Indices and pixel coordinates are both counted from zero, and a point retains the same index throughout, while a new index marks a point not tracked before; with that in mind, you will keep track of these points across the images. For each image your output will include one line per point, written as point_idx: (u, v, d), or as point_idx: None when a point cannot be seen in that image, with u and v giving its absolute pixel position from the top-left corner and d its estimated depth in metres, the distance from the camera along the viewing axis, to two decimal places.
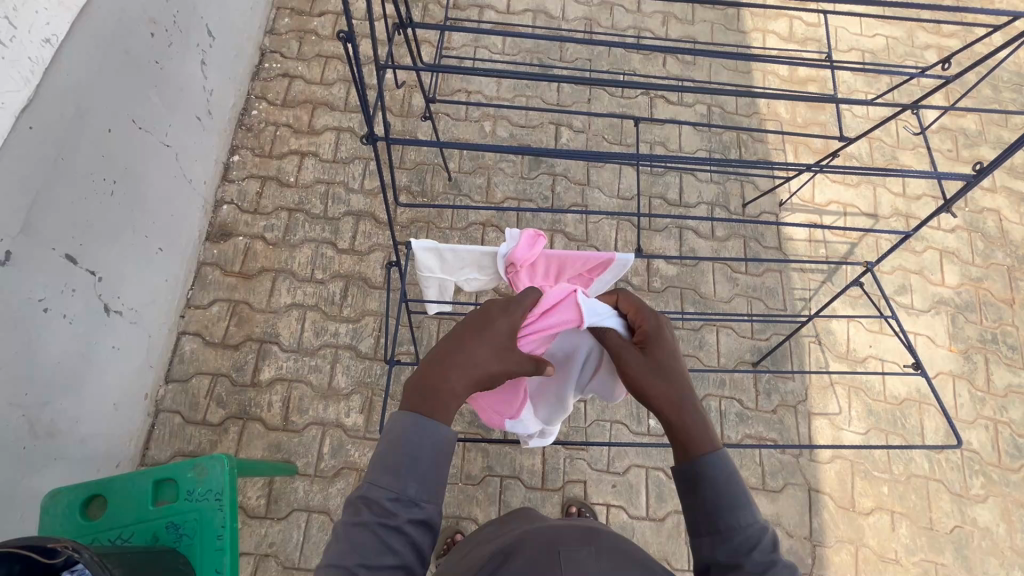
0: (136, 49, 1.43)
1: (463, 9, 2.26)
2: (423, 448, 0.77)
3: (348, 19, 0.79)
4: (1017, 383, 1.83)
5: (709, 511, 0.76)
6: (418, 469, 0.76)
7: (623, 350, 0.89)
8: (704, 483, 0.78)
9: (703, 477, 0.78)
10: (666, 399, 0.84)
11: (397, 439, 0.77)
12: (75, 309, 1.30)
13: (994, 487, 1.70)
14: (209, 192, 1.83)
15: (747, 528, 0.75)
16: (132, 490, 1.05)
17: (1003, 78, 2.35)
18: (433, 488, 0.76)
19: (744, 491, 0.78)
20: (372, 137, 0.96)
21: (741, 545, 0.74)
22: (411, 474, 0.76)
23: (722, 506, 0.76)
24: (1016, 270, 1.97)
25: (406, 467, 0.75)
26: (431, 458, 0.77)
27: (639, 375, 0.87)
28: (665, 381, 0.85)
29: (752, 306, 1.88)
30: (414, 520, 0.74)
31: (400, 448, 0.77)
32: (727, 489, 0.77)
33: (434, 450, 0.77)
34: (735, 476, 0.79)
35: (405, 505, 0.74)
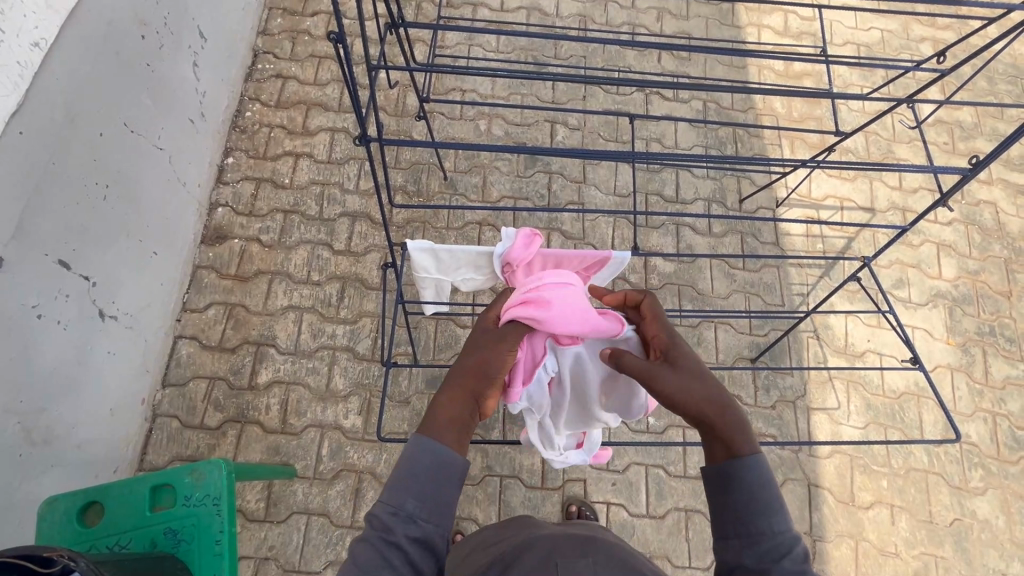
0: (127, 51, 1.42)
1: (457, 7, 2.25)
2: (428, 466, 0.78)
3: (338, 20, 0.78)
4: (1015, 375, 1.83)
5: (738, 515, 0.76)
6: (418, 484, 0.76)
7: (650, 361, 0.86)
8: (737, 484, 0.77)
9: (738, 479, 0.77)
10: (700, 403, 0.82)
11: (404, 459, 0.78)
12: (69, 314, 1.29)
13: (993, 479, 1.70)
14: (204, 195, 1.82)
15: (779, 535, 0.74)
16: (129, 496, 1.05)
17: (999, 70, 2.35)
18: (437, 507, 0.76)
19: (778, 498, 0.77)
20: (364, 138, 0.95)
21: (770, 553, 0.73)
22: (414, 491, 0.76)
23: (751, 512, 0.76)
24: (1014, 262, 1.97)
25: (409, 482, 0.76)
26: (436, 476, 0.77)
27: (668, 382, 0.84)
28: (697, 386, 0.83)
29: (750, 302, 1.87)
30: (411, 537, 0.74)
31: (405, 466, 0.77)
32: (759, 494, 0.76)
33: (440, 469, 0.78)
34: (770, 482, 0.77)
35: (403, 521, 0.74)
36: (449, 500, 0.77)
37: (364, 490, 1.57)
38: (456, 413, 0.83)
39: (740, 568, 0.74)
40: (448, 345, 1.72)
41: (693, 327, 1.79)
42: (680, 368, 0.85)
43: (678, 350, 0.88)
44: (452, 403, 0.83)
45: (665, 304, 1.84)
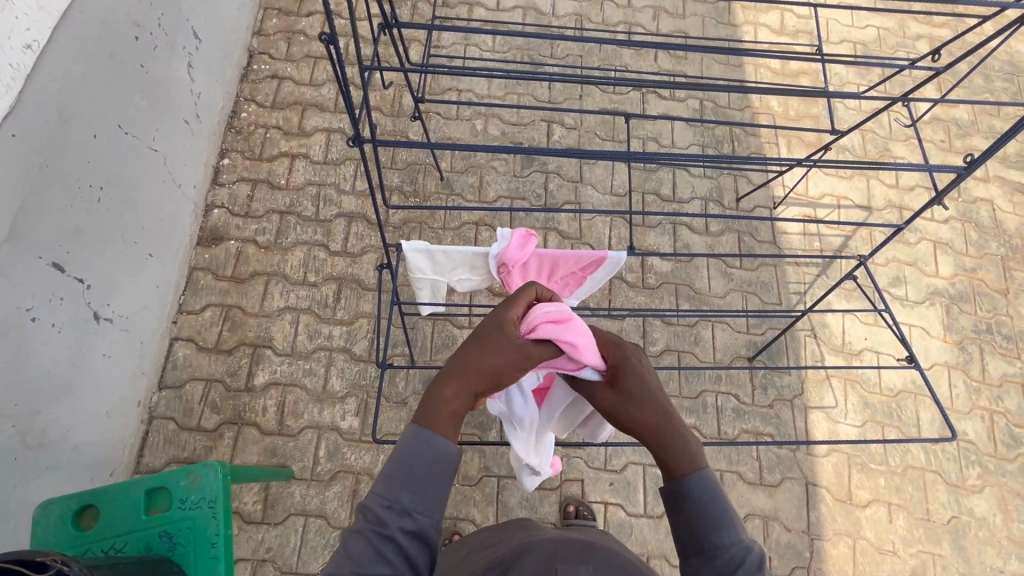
0: (121, 53, 1.42)
1: (453, 7, 2.24)
2: (423, 458, 0.77)
3: (329, 21, 0.77)
4: (1012, 372, 1.83)
5: (691, 534, 0.79)
6: (412, 477, 0.76)
7: (593, 389, 0.90)
8: (685, 504, 0.80)
9: (686, 500, 0.80)
10: (643, 429, 0.84)
11: (401, 451, 0.78)
12: (64, 317, 1.29)
13: (990, 477, 1.70)
14: (199, 196, 1.82)
15: (733, 547, 0.77)
16: (126, 499, 1.04)
17: (995, 67, 2.35)
18: (430, 500, 0.76)
19: (729, 509, 0.79)
20: (357, 139, 0.95)
21: (727, 565, 0.76)
22: (409, 485, 0.75)
23: (702, 529, 0.78)
24: (1010, 260, 1.97)
25: (404, 475, 0.76)
26: (430, 469, 0.77)
27: (612, 410, 0.87)
28: (640, 411, 0.85)
29: (747, 301, 1.87)
30: (406, 531, 0.74)
31: (401, 459, 0.77)
32: (706, 512, 0.79)
33: (435, 461, 0.77)
34: (718, 495, 0.80)
35: (398, 515, 0.74)
36: (444, 492, 0.77)
37: (361, 491, 1.57)
38: (461, 411, 0.81)
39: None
40: (445, 345, 1.72)
41: (690, 326, 1.79)
42: (621, 392, 0.87)
43: (622, 373, 0.87)
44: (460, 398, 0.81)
45: (662, 303, 1.84)
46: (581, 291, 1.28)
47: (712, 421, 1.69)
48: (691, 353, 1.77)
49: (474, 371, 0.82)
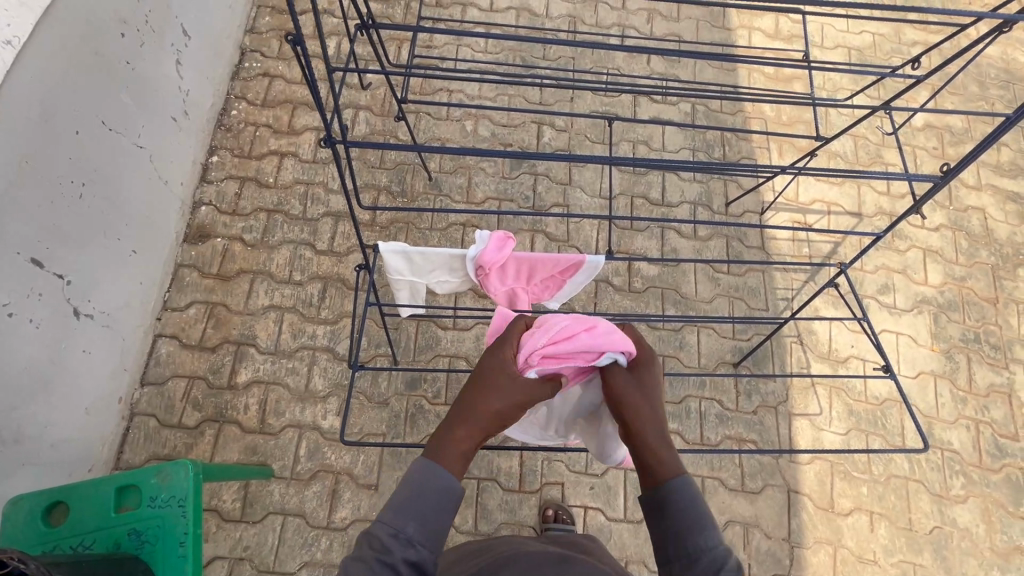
0: (106, 49, 1.42)
1: (446, 7, 2.24)
2: (433, 491, 0.82)
3: (295, 22, 0.76)
4: (1000, 383, 1.82)
5: (673, 536, 0.81)
6: (420, 509, 0.81)
7: (614, 368, 0.96)
8: (668, 504, 0.83)
9: (672, 497, 0.83)
10: (644, 417, 0.91)
11: (415, 482, 0.83)
12: (42, 313, 1.29)
13: (975, 488, 1.69)
14: (187, 194, 1.82)
15: (713, 549, 0.79)
16: (94, 497, 1.04)
17: (991, 74, 2.34)
18: (433, 533, 0.80)
19: (705, 514, 0.82)
20: (330, 140, 0.94)
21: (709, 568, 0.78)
22: (417, 516, 0.80)
23: (687, 530, 0.81)
24: (1001, 268, 1.96)
25: (412, 504, 0.81)
26: (439, 503, 0.82)
27: (625, 390, 0.93)
28: (648, 401, 0.92)
29: (734, 306, 1.86)
30: (408, 561, 0.77)
31: (415, 492, 0.82)
32: (690, 514, 0.82)
33: (444, 498, 0.82)
34: (701, 500, 0.83)
35: (402, 543, 0.78)
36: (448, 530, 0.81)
37: (341, 492, 1.57)
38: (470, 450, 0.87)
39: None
40: (428, 347, 1.71)
41: (676, 331, 1.78)
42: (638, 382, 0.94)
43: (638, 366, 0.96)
44: (468, 437, 0.88)
45: (649, 307, 1.83)
46: (563, 293, 1.28)
47: (694, 427, 1.69)
48: (675, 357, 1.76)
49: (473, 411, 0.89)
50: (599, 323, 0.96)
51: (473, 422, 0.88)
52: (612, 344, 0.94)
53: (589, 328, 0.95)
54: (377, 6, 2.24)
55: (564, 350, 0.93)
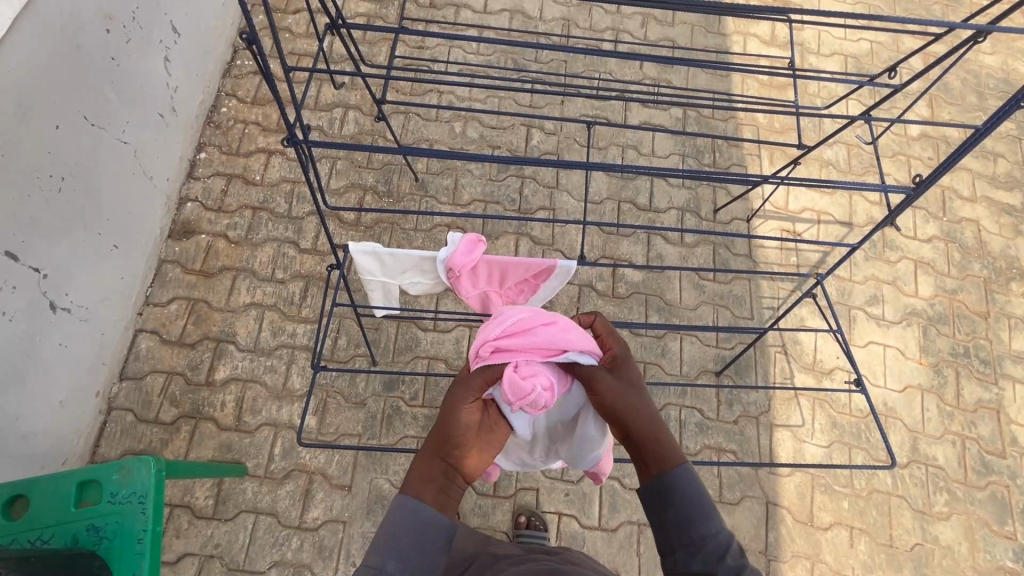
0: (89, 45, 1.42)
1: (439, 8, 2.25)
2: (414, 528, 0.82)
3: (249, 20, 0.76)
4: (988, 398, 1.79)
5: (677, 528, 0.82)
6: (399, 546, 0.80)
7: (597, 375, 0.93)
8: (672, 498, 0.84)
9: (673, 486, 0.84)
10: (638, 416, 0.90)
11: (393, 523, 0.82)
12: (16, 306, 1.29)
13: (959, 505, 1.66)
14: (173, 190, 1.83)
15: (716, 535, 0.81)
16: (55, 490, 1.04)
17: (990, 84, 2.30)
18: (417, 569, 0.80)
19: (707, 498, 0.84)
20: (292, 140, 0.93)
21: (713, 554, 0.80)
22: (397, 553, 0.80)
23: (691, 522, 0.82)
24: (993, 282, 1.93)
25: (392, 543, 0.80)
26: (421, 538, 0.81)
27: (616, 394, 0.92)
28: (638, 399, 0.92)
29: (718, 314, 1.84)
30: None
31: (393, 531, 0.81)
32: (693, 502, 0.83)
33: (428, 533, 0.82)
34: (702, 488, 0.84)
35: None
36: (432, 564, 0.81)
37: (314, 491, 1.56)
38: (435, 469, 0.87)
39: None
40: (408, 348, 1.70)
41: (658, 338, 1.76)
42: (623, 382, 0.94)
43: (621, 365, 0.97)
44: (432, 460, 0.87)
45: (631, 313, 1.81)
46: (545, 293, 1.24)
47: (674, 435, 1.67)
48: (657, 365, 1.74)
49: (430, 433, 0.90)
50: (559, 319, 0.97)
51: (430, 446, 0.88)
52: (567, 339, 0.95)
53: (548, 323, 0.97)
54: (370, 5, 2.24)
55: (518, 340, 0.95)
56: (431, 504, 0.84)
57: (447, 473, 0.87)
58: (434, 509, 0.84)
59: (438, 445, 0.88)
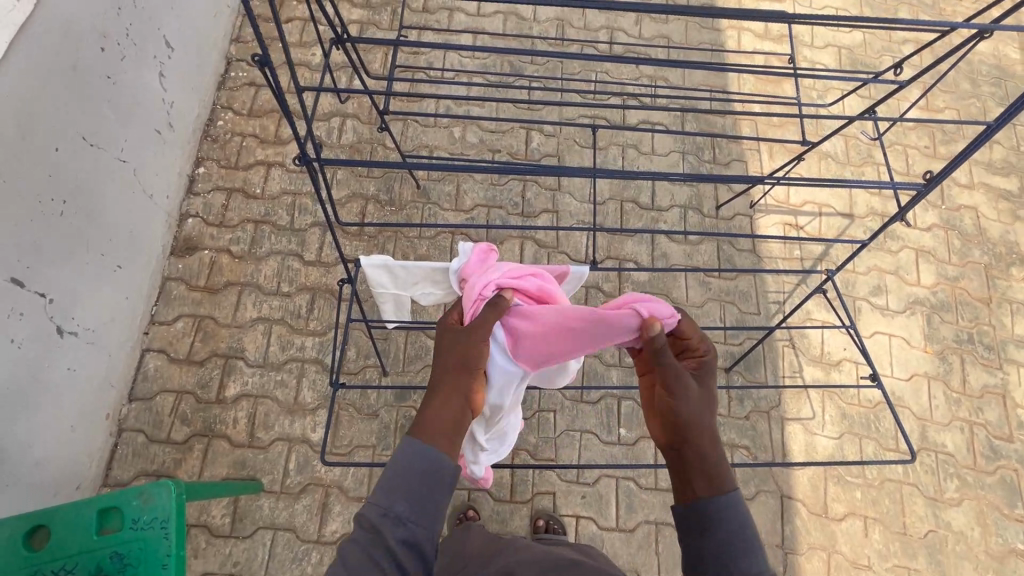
0: (84, 64, 1.41)
1: (432, 12, 2.24)
2: (421, 467, 0.75)
3: (261, 42, 0.74)
4: (994, 383, 1.81)
5: (713, 555, 0.76)
6: (406, 485, 0.74)
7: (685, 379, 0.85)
8: (716, 523, 0.77)
9: (722, 507, 0.78)
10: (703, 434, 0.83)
11: (402, 464, 0.75)
12: (24, 332, 1.28)
13: (969, 490, 1.68)
14: (173, 206, 1.81)
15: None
16: (75, 518, 1.03)
17: (982, 71, 2.32)
18: (426, 510, 0.74)
19: (754, 536, 0.77)
20: (303, 158, 0.92)
21: None
22: (407, 494, 0.74)
23: (733, 555, 0.75)
24: (993, 268, 1.95)
25: (400, 482, 0.74)
26: (428, 477, 0.75)
27: (693, 406, 0.83)
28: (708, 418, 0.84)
29: (725, 311, 1.85)
30: (401, 541, 0.71)
31: (401, 473, 0.75)
32: (738, 536, 0.76)
33: (434, 473, 0.75)
34: (748, 525, 0.78)
35: (393, 524, 0.72)
36: (442, 509, 0.75)
37: (331, 505, 1.56)
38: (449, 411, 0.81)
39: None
40: (418, 357, 1.70)
41: None
42: (702, 398, 0.85)
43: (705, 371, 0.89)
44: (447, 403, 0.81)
45: None
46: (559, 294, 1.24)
47: None
48: None
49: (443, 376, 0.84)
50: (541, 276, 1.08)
51: (444, 386, 0.83)
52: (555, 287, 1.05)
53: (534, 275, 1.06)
54: (362, 12, 2.22)
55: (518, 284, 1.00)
56: (444, 448, 0.78)
57: (462, 414, 0.82)
58: (447, 453, 0.77)
59: (454, 383, 0.83)
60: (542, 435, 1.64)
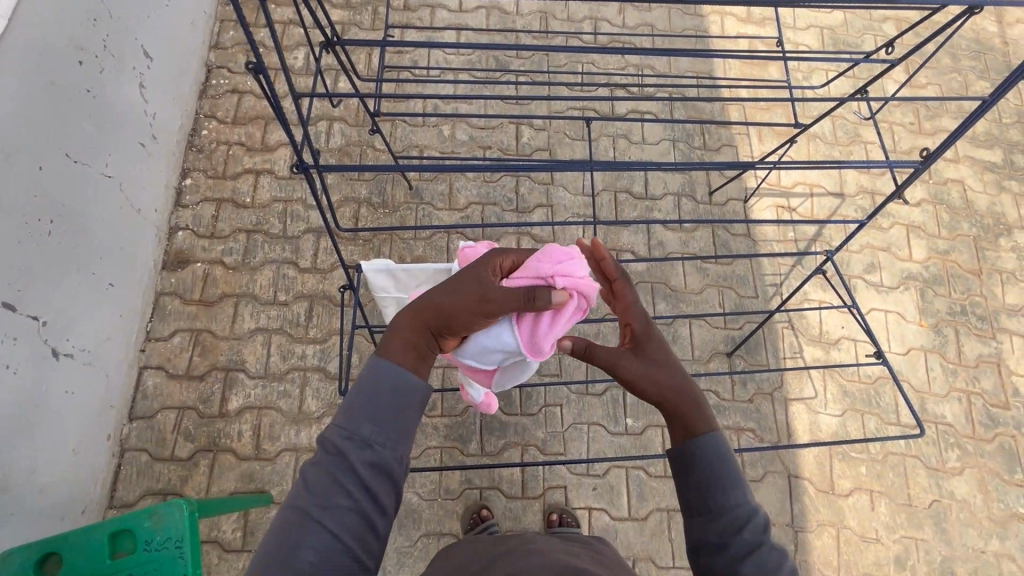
0: (64, 79, 1.37)
1: (414, 10, 2.21)
2: (387, 390, 0.75)
3: (256, 49, 0.72)
4: (988, 353, 1.84)
5: (699, 492, 0.78)
6: (372, 407, 0.74)
7: (623, 359, 0.87)
8: (698, 464, 0.79)
9: (700, 460, 0.79)
10: (668, 391, 0.84)
11: (365, 379, 0.75)
12: (19, 358, 1.25)
13: (970, 459, 1.72)
14: (162, 220, 1.77)
15: (738, 508, 0.76)
16: (87, 545, 1.02)
17: (962, 46, 2.35)
18: (391, 433, 0.73)
19: (736, 469, 0.79)
20: (301, 165, 0.90)
21: (729, 527, 0.75)
22: (372, 415, 0.73)
23: (714, 491, 0.77)
24: (982, 240, 1.98)
25: (366, 405, 0.74)
26: (394, 400, 0.75)
27: (641, 374, 0.86)
28: (667, 377, 0.85)
29: (723, 296, 1.86)
30: (367, 463, 0.71)
31: (364, 389, 0.75)
32: (718, 472, 0.78)
33: (399, 394, 0.75)
34: (728, 458, 0.79)
35: (358, 447, 0.72)
36: (408, 427, 0.75)
37: None
38: (420, 344, 0.80)
39: (706, 548, 0.75)
40: None
41: (668, 325, 1.78)
42: (649, 360, 0.87)
43: (644, 338, 0.88)
44: (420, 335, 0.81)
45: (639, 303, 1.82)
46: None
47: None
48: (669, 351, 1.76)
49: (431, 309, 0.82)
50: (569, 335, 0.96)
51: (426, 320, 0.82)
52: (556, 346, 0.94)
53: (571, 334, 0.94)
54: (343, 12, 2.19)
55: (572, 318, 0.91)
56: (408, 370, 0.78)
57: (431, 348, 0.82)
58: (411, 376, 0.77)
59: (435, 319, 0.82)
60: (550, 429, 1.65)
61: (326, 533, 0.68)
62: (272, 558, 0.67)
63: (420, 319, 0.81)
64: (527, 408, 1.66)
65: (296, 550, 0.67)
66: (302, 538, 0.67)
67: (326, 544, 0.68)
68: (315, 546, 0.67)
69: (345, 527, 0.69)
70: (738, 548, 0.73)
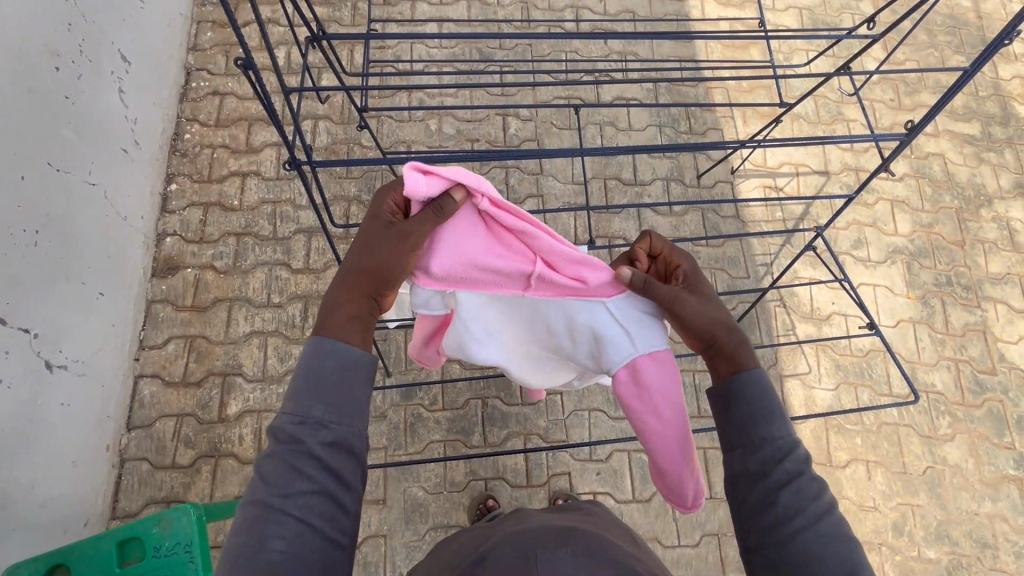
0: (41, 85, 1.34)
1: (394, 4, 2.19)
2: (333, 367, 0.73)
3: (244, 43, 0.72)
4: (974, 321, 1.89)
5: (741, 425, 0.76)
6: (320, 387, 0.72)
7: (680, 296, 0.85)
8: (740, 396, 0.78)
9: (745, 393, 0.78)
10: (718, 326, 0.83)
11: (307, 360, 0.73)
12: (13, 372, 1.23)
13: (960, 425, 1.76)
14: (149, 227, 1.75)
15: (778, 440, 0.75)
16: (95, 554, 1.02)
17: (938, 21, 2.38)
18: (344, 409, 0.72)
19: (779, 405, 0.77)
20: (294, 161, 0.89)
21: (771, 458, 0.74)
22: (320, 395, 0.71)
23: (757, 421, 0.76)
24: (965, 211, 2.02)
25: (313, 386, 0.72)
26: (343, 376, 0.73)
27: (694, 310, 0.84)
28: (718, 314, 0.84)
29: (715, 278, 1.88)
30: (324, 443, 0.69)
31: (308, 369, 0.73)
32: (763, 403, 0.77)
33: (346, 369, 0.74)
34: (772, 393, 0.78)
35: (313, 428, 0.69)
36: (361, 401, 0.73)
37: None
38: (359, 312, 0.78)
39: (746, 477, 0.74)
40: None
41: None
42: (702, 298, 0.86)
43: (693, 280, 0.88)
44: (357, 303, 0.79)
45: None
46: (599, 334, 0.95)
47: (692, 401, 1.75)
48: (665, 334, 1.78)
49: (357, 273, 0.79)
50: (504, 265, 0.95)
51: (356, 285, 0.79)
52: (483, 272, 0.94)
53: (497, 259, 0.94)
54: (323, 9, 2.16)
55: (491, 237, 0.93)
56: (355, 343, 0.76)
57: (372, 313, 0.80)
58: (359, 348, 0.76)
59: (366, 282, 0.79)
60: (551, 417, 1.66)
61: (290, 520, 0.65)
62: (238, 556, 0.63)
63: (353, 287, 0.79)
64: (527, 398, 1.67)
65: (262, 544, 0.64)
66: (266, 530, 0.64)
67: (292, 533, 0.65)
68: (282, 536, 0.64)
69: (311, 510, 0.67)
70: (778, 476, 0.73)
